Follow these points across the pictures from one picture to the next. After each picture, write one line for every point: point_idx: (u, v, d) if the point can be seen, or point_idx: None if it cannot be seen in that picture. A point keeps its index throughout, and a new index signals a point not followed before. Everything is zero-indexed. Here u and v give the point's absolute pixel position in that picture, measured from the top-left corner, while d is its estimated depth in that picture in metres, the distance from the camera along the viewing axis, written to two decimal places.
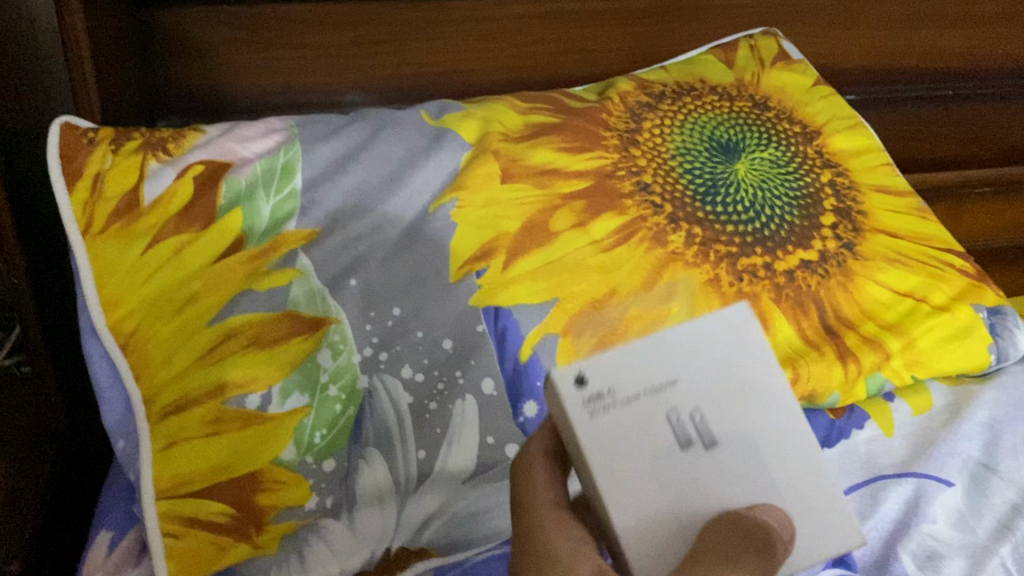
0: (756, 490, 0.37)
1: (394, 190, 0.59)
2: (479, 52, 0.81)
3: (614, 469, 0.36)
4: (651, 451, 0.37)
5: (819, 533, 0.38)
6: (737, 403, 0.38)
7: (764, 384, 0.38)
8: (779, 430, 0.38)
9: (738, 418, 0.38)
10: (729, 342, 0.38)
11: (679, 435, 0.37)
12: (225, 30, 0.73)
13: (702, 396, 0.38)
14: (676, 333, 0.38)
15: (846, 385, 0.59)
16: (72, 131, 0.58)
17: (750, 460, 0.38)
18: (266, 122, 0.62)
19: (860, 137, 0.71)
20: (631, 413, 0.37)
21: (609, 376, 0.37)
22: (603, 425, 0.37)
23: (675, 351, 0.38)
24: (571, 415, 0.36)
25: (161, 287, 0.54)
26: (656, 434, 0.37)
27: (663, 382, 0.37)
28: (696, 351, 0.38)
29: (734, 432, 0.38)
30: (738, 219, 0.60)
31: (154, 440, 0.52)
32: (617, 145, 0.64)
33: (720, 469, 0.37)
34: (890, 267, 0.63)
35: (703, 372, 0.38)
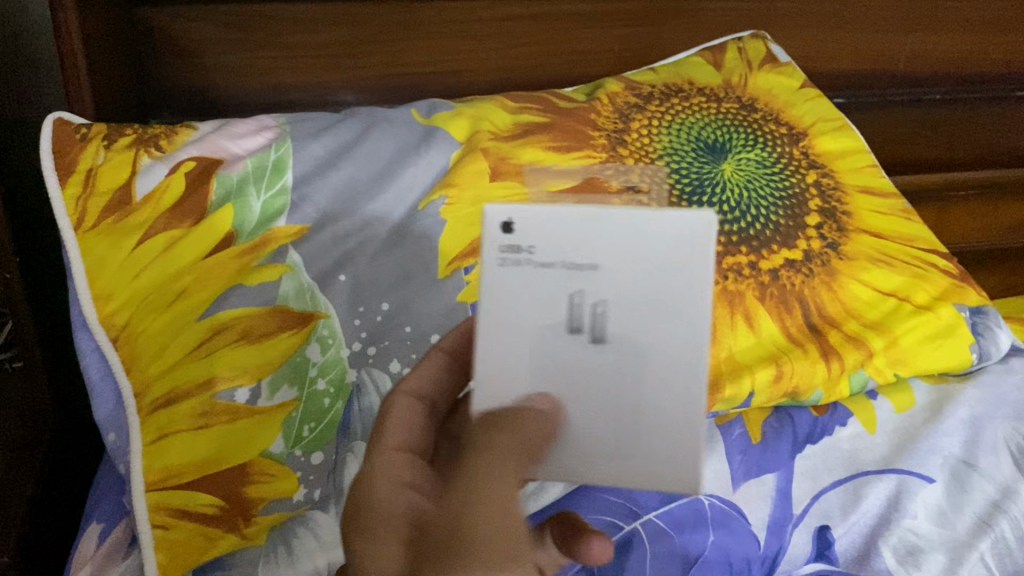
0: (617, 397, 0.41)
1: (383, 188, 0.60)
2: (470, 52, 0.81)
3: (500, 326, 0.41)
4: (544, 325, 0.40)
5: (650, 468, 0.41)
6: (649, 313, 0.40)
7: (684, 306, 0.40)
8: (680, 359, 0.40)
9: (640, 323, 0.40)
10: (671, 252, 0.39)
11: (574, 316, 0.40)
12: (217, 29, 0.74)
13: (615, 291, 0.40)
14: (622, 221, 0.39)
15: (829, 383, 0.60)
16: (64, 127, 0.58)
17: (628, 363, 0.40)
18: (257, 119, 0.63)
19: (845, 138, 0.72)
20: (543, 278, 0.40)
21: (538, 233, 0.40)
22: (514, 279, 0.40)
23: (614, 238, 0.39)
24: (488, 256, 0.40)
25: (152, 281, 0.54)
26: (555, 306, 0.40)
27: (585, 263, 0.39)
28: (634, 248, 0.39)
29: (627, 334, 0.40)
30: (724, 217, 0.61)
31: (143, 432, 0.52)
32: (605, 144, 0.64)
33: (598, 363, 0.40)
34: (874, 267, 0.64)
35: (628, 269, 0.39)
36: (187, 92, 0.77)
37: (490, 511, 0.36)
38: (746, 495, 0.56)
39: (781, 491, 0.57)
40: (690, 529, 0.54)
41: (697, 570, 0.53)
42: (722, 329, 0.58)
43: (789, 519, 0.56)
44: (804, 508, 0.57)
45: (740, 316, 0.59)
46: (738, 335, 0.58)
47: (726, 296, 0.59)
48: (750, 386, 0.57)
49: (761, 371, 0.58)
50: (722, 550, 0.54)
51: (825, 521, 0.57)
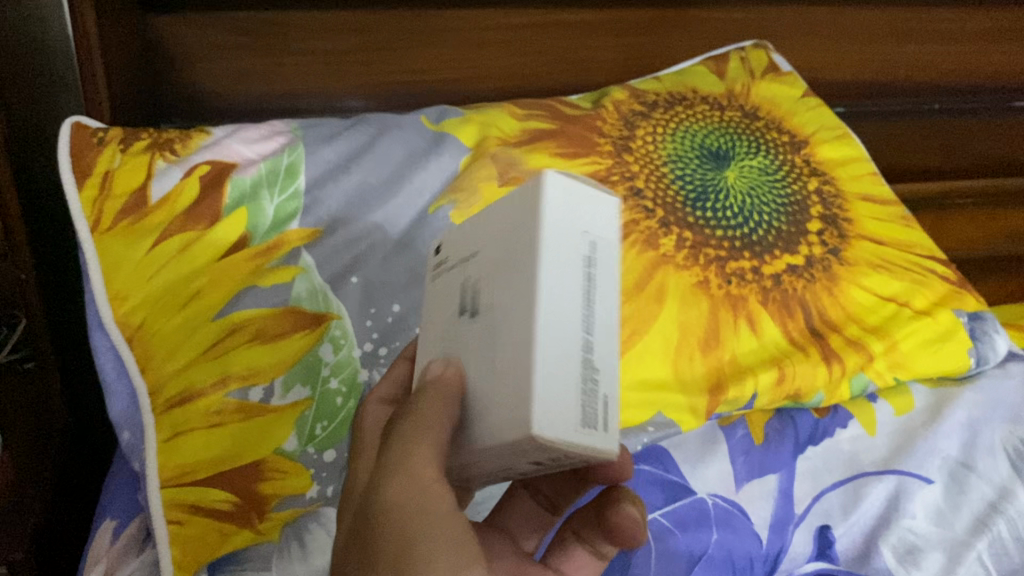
0: (484, 371, 0.35)
1: (393, 192, 0.62)
2: (476, 60, 0.83)
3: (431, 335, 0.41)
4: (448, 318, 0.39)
5: (506, 432, 0.32)
6: (505, 274, 0.35)
7: (524, 258, 0.34)
8: (522, 313, 0.33)
9: (497, 286, 0.35)
10: (519, 210, 0.35)
11: (463, 303, 0.38)
12: (227, 35, 0.74)
13: (485, 264, 0.36)
14: (495, 206, 0.37)
15: (830, 385, 0.61)
16: (82, 131, 0.59)
17: (492, 334, 0.35)
18: (269, 124, 0.64)
19: (846, 147, 0.73)
20: (450, 279, 0.39)
21: (454, 243, 0.40)
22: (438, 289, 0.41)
23: (488, 221, 0.38)
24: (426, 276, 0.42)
25: (166, 282, 0.55)
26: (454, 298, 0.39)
27: (469, 253, 0.38)
28: (499, 220, 0.36)
29: (489, 302, 0.35)
30: (727, 223, 0.62)
31: (159, 430, 0.53)
32: (610, 151, 0.65)
33: (472, 339, 0.36)
34: (874, 273, 0.65)
35: (492, 241, 0.37)
36: (197, 97, 0.77)
37: (398, 495, 0.35)
38: (748, 494, 0.57)
39: (782, 491, 0.58)
40: (694, 528, 0.55)
41: (701, 568, 0.54)
42: (727, 332, 0.59)
43: (791, 519, 0.57)
44: (805, 508, 0.58)
45: (743, 320, 0.60)
46: (742, 338, 0.60)
47: (729, 300, 0.60)
48: (753, 388, 0.58)
49: (764, 373, 0.59)
50: (724, 548, 0.55)
51: (825, 520, 0.58)
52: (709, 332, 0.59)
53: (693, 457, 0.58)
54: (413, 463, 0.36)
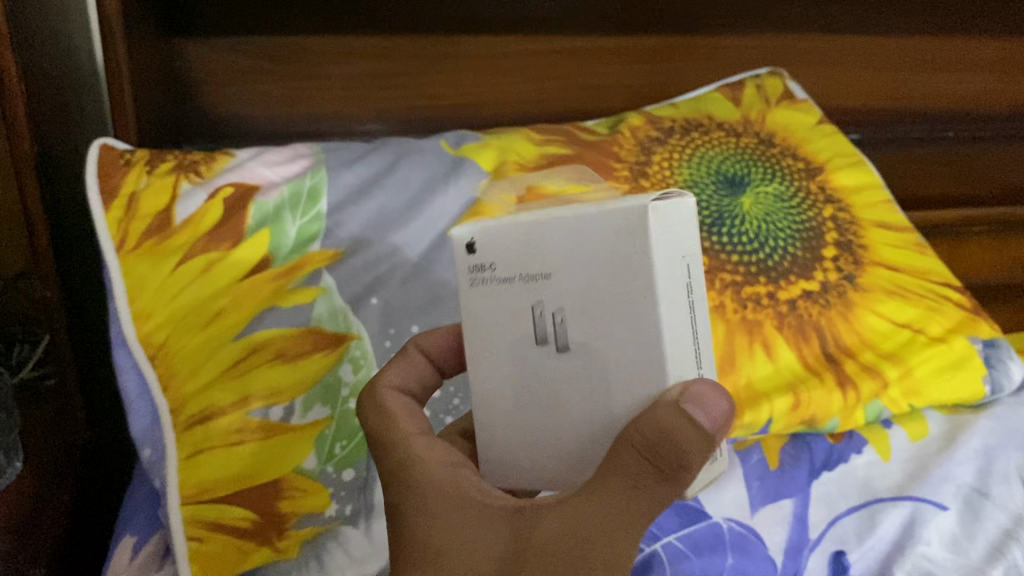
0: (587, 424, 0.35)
1: (413, 217, 0.63)
2: (495, 86, 0.84)
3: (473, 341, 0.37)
4: (505, 339, 0.36)
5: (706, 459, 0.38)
6: (603, 319, 0.34)
7: (631, 291, 0.33)
8: (625, 351, 0.33)
9: (604, 325, 0.34)
10: (618, 232, 0.33)
11: (540, 331, 0.35)
12: (249, 60, 0.76)
13: (572, 295, 0.34)
14: (573, 222, 0.34)
15: (845, 411, 0.61)
16: (109, 153, 0.60)
17: (595, 376, 0.34)
18: (292, 148, 0.65)
19: (860, 174, 0.74)
20: (505, 295, 0.35)
21: (492, 244, 0.36)
22: (479, 298, 0.36)
23: (563, 237, 0.34)
24: (460, 279, 0.37)
25: (190, 300, 0.56)
26: (515, 322, 0.35)
27: (539, 274, 0.34)
28: (576, 241, 0.34)
29: (591, 343, 0.34)
30: (743, 248, 0.63)
31: (180, 448, 0.54)
32: (627, 176, 0.66)
33: (563, 376, 0.35)
34: (888, 299, 0.66)
35: (579, 269, 0.34)
36: (215, 121, 0.78)
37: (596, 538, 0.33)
38: (763, 519, 0.58)
39: (797, 516, 0.58)
40: (709, 552, 0.55)
41: None
42: (743, 357, 0.60)
43: (805, 543, 0.57)
44: (820, 533, 0.58)
45: (758, 344, 0.61)
46: (758, 363, 0.60)
47: (744, 325, 0.61)
48: (768, 413, 0.59)
49: (779, 398, 0.59)
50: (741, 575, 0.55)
51: (840, 545, 0.58)
52: (725, 356, 0.59)
53: (712, 481, 0.58)
54: (628, 518, 0.33)
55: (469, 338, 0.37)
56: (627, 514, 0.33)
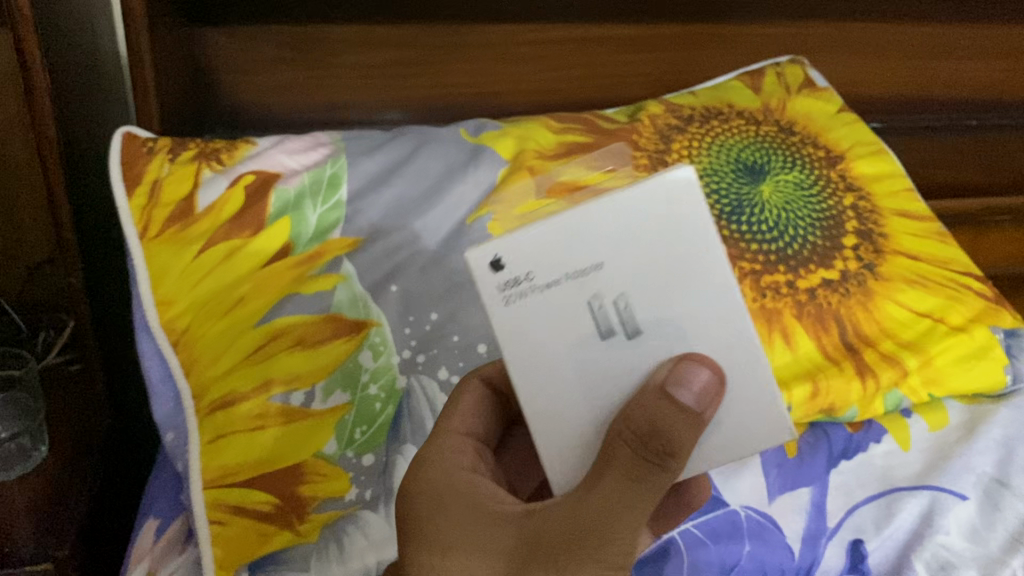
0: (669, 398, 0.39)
1: (432, 204, 0.63)
2: (513, 75, 0.84)
3: (525, 351, 0.39)
4: (571, 340, 0.39)
5: None
6: (667, 292, 0.39)
7: (693, 260, 0.39)
8: (687, 314, 0.39)
9: (664, 304, 0.39)
10: (656, 208, 0.39)
11: (603, 319, 0.39)
12: (270, 49, 0.77)
13: (626, 278, 0.39)
14: (604, 212, 0.38)
15: (864, 400, 0.61)
16: (132, 141, 0.61)
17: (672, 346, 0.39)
18: (312, 136, 0.66)
19: (881, 162, 0.73)
20: (556, 296, 0.39)
21: (528, 257, 0.38)
22: (522, 313, 0.39)
23: (604, 231, 0.38)
24: (489, 301, 0.38)
25: (212, 289, 0.57)
26: (575, 324, 0.39)
27: (588, 267, 0.38)
28: (619, 230, 0.39)
29: (658, 318, 0.39)
30: (763, 237, 0.63)
31: (202, 432, 0.55)
32: (646, 164, 0.66)
33: (634, 356, 0.39)
34: (909, 288, 0.65)
35: (629, 257, 0.39)
36: (237, 110, 0.79)
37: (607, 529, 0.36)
38: (780, 507, 0.58)
39: (815, 505, 0.58)
40: (726, 539, 0.55)
41: None
42: (761, 345, 0.60)
43: (824, 532, 0.57)
44: (838, 522, 0.58)
45: (776, 332, 0.61)
46: (775, 351, 0.60)
47: (763, 313, 0.60)
48: (786, 401, 0.59)
49: (798, 387, 0.59)
50: (759, 563, 0.55)
51: (858, 534, 0.58)
52: None
53: (729, 469, 0.58)
54: (631, 506, 0.36)
55: (525, 358, 0.39)
56: (630, 501, 0.36)
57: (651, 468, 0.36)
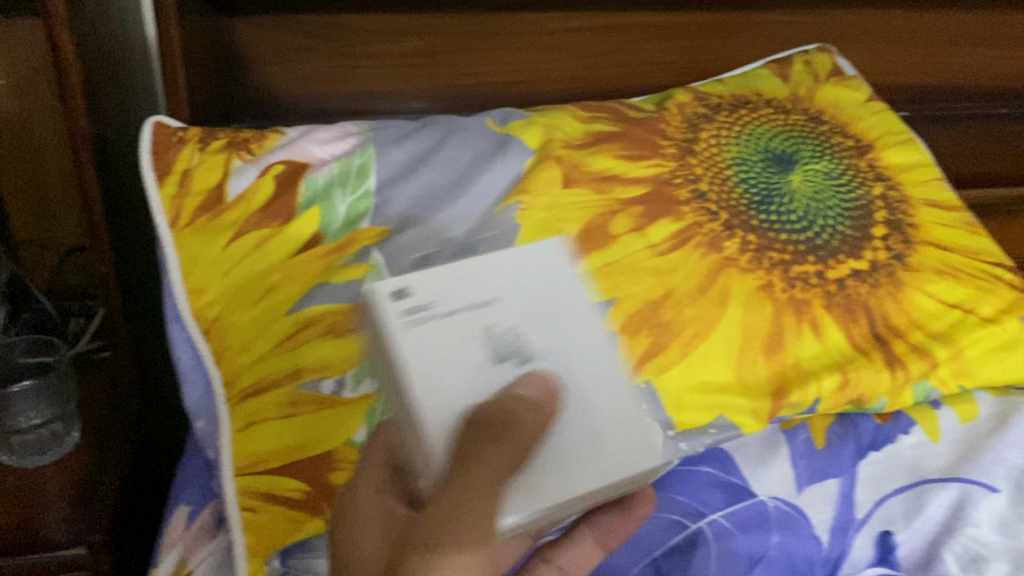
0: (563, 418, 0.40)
1: (460, 193, 0.62)
2: (539, 63, 0.84)
3: (429, 377, 0.38)
4: (472, 366, 0.39)
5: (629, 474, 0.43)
6: (554, 324, 0.41)
7: (571, 300, 0.42)
8: (575, 346, 0.41)
9: (553, 333, 0.41)
10: (536, 262, 0.43)
11: (497, 348, 0.40)
12: (297, 39, 0.77)
13: (519, 312, 0.41)
14: (498, 263, 0.42)
15: (893, 391, 0.61)
16: (163, 131, 0.62)
17: (564, 371, 0.40)
18: (340, 126, 0.66)
19: (911, 152, 0.73)
20: (453, 325, 0.40)
21: (423, 289, 0.40)
22: (424, 337, 0.39)
23: (497, 275, 0.42)
24: (394, 326, 0.39)
25: (242, 278, 0.58)
26: (469, 347, 0.39)
27: (482, 300, 0.41)
28: (512, 274, 0.42)
29: (550, 348, 0.41)
30: (791, 228, 0.63)
31: (233, 420, 0.56)
32: (674, 153, 0.66)
33: None
34: (939, 279, 0.65)
35: (521, 295, 0.41)
36: (264, 100, 0.80)
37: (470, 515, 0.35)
38: (809, 497, 0.57)
39: (843, 496, 0.58)
40: (754, 529, 0.55)
41: (761, 568, 0.55)
42: (790, 336, 0.59)
43: (851, 523, 0.58)
44: (866, 513, 0.58)
45: (806, 323, 0.60)
46: (805, 342, 0.60)
47: (793, 304, 0.60)
48: (816, 393, 0.59)
49: (827, 378, 0.59)
50: (785, 553, 0.56)
51: (888, 526, 0.58)
52: (772, 336, 0.59)
53: (757, 460, 0.58)
54: (486, 486, 0.35)
55: (426, 379, 0.38)
56: (489, 482, 0.35)
57: (489, 440, 0.36)
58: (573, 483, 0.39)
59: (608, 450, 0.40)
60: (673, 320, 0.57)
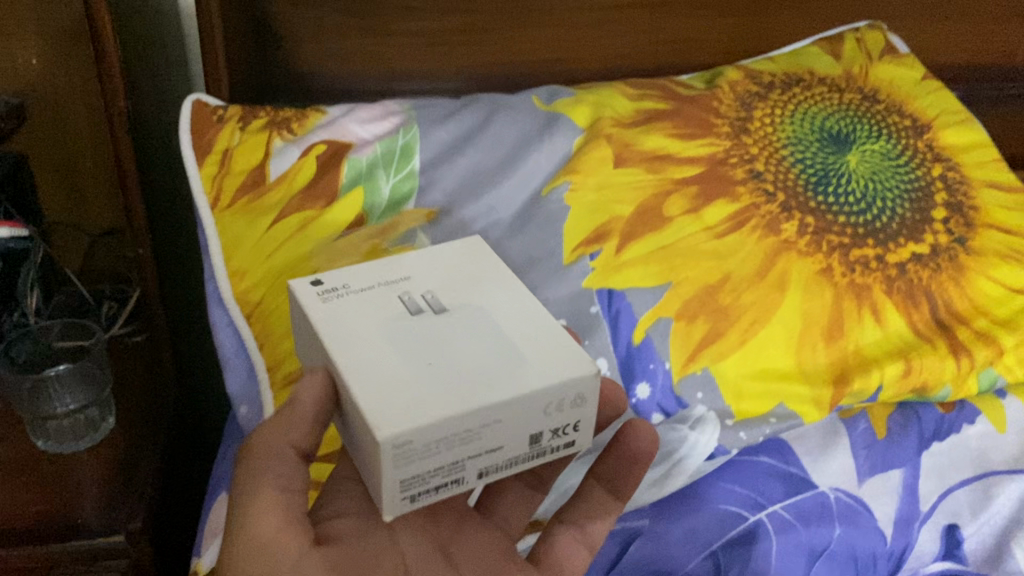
0: (478, 348, 0.38)
1: (507, 173, 0.60)
2: (580, 42, 0.81)
3: (339, 330, 0.39)
4: (381, 319, 0.39)
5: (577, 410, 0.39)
6: (470, 288, 0.42)
7: (491, 274, 0.43)
8: (490, 300, 0.41)
9: (467, 293, 0.42)
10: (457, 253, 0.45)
11: (410, 305, 0.41)
12: (332, 16, 0.75)
13: (433, 283, 0.42)
14: (418, 256, 0.45)
15: (957, 379, 0.59)
16: (202, 109, 0.61)
17: (478, 316, 0.40)
18: (382, 104, 0.64)
19: (970, 132, 0.70)
20: (366, 295, 0.41)
21: (339, 279, 0.42)
22: (336, 305, 0.40)
23: (416, 263, 0.44)
24: (307, 302, 0.40)
25: (284, 260, 0.56)
26: (383, 307, 0.40)
27: (396, 278, 0.42)
28: (428, 262, 0.44)
29: (465, 302, 0.41)
30: (851, 210, 0.60)
31: (278, 405, 0.54)
32: (728, 132, 0.63)
33: (440, 328, 0.39)
34: (1003, 263, 0.63)
35: (436, 274, 0.43)
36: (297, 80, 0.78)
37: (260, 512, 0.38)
38: (871, 489, 0.56)
39: (907, 487, 0.57)
40: (816, 522, 0.54)
41: (823, 562, 0.53)
42: (851, 323, 0.57)
43: (917, 516, 0.56)
44: (932, 505, 0.57)
45: (866, 308, 0.58)
46: (866, 329, 0.58)
47: (853, 289, 0.58)
48: (879, 380, 0.57)
49: (890, 365, 0.57)
50: (848, 545, 0.54)
51: (954, 519, 0.57)
52: (831, 323, 0.57)
53: (816, 449, 0.57)
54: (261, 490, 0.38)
55: (333, 328, 0.39)
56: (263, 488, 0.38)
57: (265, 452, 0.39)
58: (474, 397, 0.36)
59: (520, 367, 0.38)
60: (731, 305, 0.55)
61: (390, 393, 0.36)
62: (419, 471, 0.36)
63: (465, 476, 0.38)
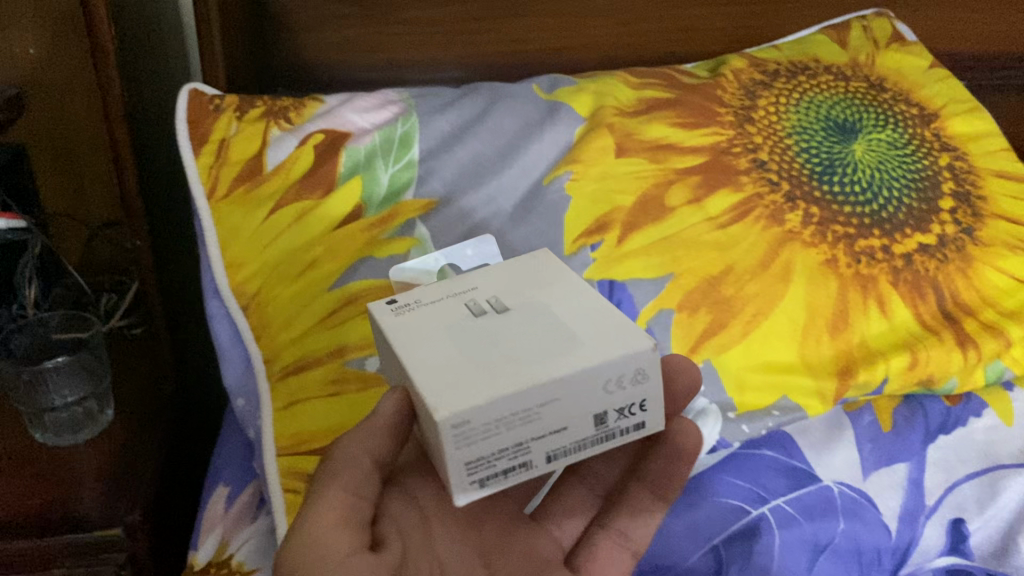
0: (539, 340, 0.38)
1: (508, 163, 0.59)
2: (583, 30, 0.80)
3: (404, 338, 0.38)
4: (443, 323, 0.39)
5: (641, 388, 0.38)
6: (533, 288, 0.41)
7: (556, 275, 0.42)
8: (553, 296, 0.40)
9: (531, 294, 0.41)
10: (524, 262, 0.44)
11: (475, 309, 0.40)
12: (331, 5, 0.75)
13: (499, 289, 0.42)
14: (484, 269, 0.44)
15: (965, 371, 0.58)
16: (199, 97, 0.60)
17: (540, 311, 0.39)
18: (382, 94, 0.64)
19: (979, 121, 0.69)
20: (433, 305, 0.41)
21: (409, 296, 0.42)
22: (404, 317, 0.40)
23: (483, 273, 0.43)
24: (377, 317, 0.40)
25: (283, 252, 0.55)
26: (448, 314, 0.40)
27: (463, 289, 0.42)
28: (493, 271, 0.43)
29: (529, 301, 0.40)
30: (856, 199, 0.59)
31: (275, 397, 0.53)
32: (732, 121, 0.63)
33: (503, 325, 0.39)
34: (1011, 254, 0.62)
35: (502, 281, 0.42)
36: (296, 70, 0.78)
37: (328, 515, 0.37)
38: (876, 483, 0.55)
39: (912, 481, 0.56)
40: (820, 517, 0.53)
41: (826, 557, 0.52)
42: (855, 314, 0.56)
43: (922, 510, 0.55)
44: (938, 499, 0.55)
45: (872, 300, 0.57)
46: (871, 320, 0.57)
47: (859, 280, 0.57)
48: (884, 372, 0.56)
49: (895, 357, 0.56)
50: (852, 540, 0.53)
51: (959, 513, 0.55)
52: (836, 313, 0.56)
53: (819, 444, 0.56)
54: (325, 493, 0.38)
55: (398, 335, 0.38)
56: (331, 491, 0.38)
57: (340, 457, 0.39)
58: (534, 373, 0.36)
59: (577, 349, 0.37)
60: (734, 297, 0.55)
61: (451, 380, 0.36)
62: (481, 452, 0.35)
63: (533, 461, 0.37)
